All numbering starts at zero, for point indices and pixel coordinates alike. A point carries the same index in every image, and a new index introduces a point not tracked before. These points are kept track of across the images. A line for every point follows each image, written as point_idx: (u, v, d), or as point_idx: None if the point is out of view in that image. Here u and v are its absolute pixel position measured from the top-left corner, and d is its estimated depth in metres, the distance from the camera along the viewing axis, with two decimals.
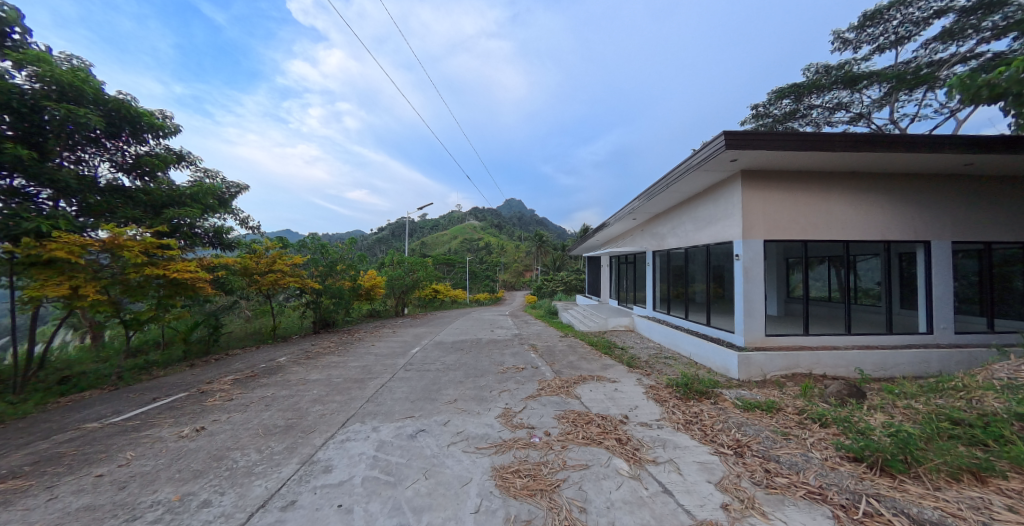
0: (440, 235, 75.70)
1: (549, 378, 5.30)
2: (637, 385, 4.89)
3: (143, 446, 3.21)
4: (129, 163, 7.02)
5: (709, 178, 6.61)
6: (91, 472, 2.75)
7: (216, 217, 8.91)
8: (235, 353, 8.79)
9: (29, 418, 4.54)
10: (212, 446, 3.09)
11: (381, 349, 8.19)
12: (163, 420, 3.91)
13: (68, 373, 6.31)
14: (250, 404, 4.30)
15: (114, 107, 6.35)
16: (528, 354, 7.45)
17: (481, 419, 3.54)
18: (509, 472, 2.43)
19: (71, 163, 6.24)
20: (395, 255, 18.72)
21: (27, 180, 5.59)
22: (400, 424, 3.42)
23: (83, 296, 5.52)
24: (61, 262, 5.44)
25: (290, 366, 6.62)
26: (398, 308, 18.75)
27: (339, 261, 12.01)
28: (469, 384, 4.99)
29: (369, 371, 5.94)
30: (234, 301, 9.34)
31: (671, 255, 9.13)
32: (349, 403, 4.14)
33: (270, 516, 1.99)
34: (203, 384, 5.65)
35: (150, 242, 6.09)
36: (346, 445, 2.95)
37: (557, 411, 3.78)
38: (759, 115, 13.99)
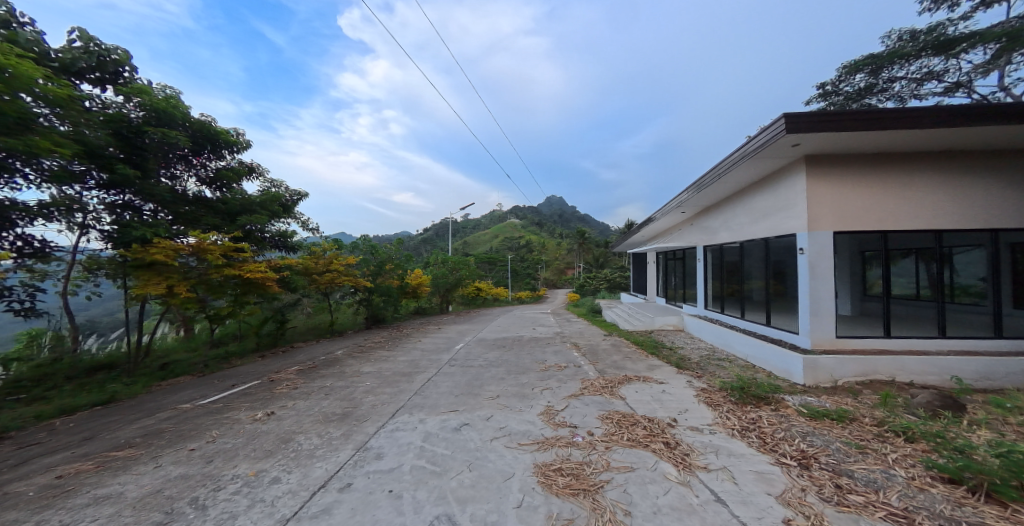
0: (481, 235, 77.02)
1: (591, 377, 5.20)
2: (687, 388, 4.65)
3: (225, 426, 3.64)
4: (211, 176, 7.94)
5: (766, 166, 6.09)
6: (185, 446, 3.16)
7: (282, 221, 9.82)
8: (298, 346, 9.62)
9: (137, 398, 5.31)
10: (280, 430, 3.41)
11: (427, 345, 8.53)
12: (240, 404, 4.39)
13: (166, 361, 7.32)
14: (312, 393, 4.70)
15: (198, 128, 7.23)
16: (570, 352, 7.37)
17: (522, 415, 3.56)
18: (551, 470, 2.43)
19: (166, 179, 7.22)
20: (439, 254, 19.42)
21: (134, 196, 6.58)
22: (444, 417, 3.54)
23: (176, 294, 6.33)
24: (159, 265, 6.27)
25: (345, 359, 7.11)
26: (443, 306, 19.42)
27: (387, 261, 12.65)
28: (511, 381, 5.04)
29: (416, 365, 6.21)
30: (297, 299, 10.22)
31: (724, 250, 8.56)
32: (398, 395, 4.37)
33: (329, 496, 2.15)
34: (272, 373, 6.26)
35: (227, 246, 6.80)
36: (395, 434, 3.12)
37: (600, 411, 3.70)
38: (827, 94, 12.73)
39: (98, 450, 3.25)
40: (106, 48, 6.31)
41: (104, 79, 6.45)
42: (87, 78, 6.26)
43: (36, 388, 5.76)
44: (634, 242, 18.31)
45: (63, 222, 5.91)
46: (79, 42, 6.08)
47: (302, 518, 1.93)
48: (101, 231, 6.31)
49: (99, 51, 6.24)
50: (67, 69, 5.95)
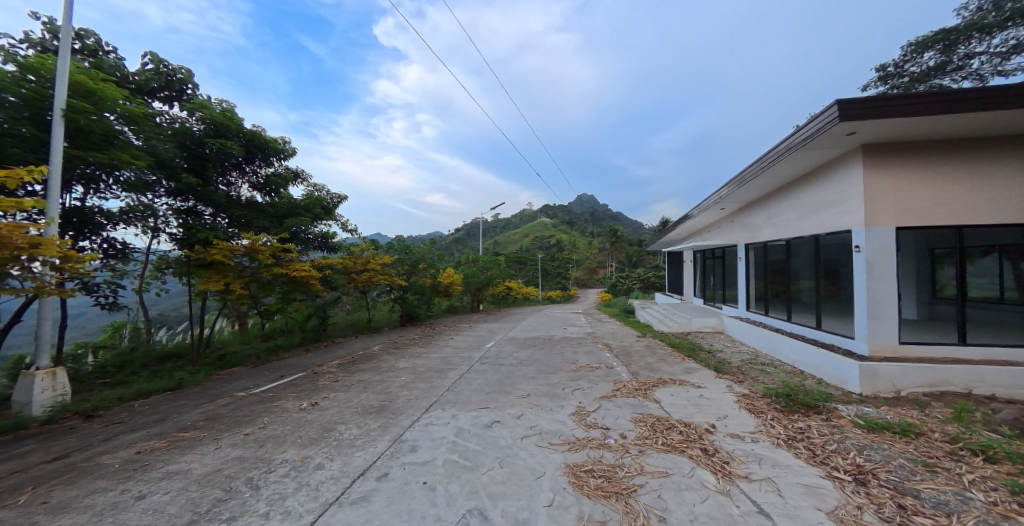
0: (511, 235, 77.36)
1: (624, 379, 5.08)
2: (726, 393, 4.43)
3: (275, 414, 3.91)
4: (261, 182, 8.56)
5: (817, 157, 5.66)
6: (240, 431, 3.44)
7: (324, 223, 10.39)
8: (339, 341, 10.15)
9: (200, 385, 5.83)
10: (323, 419, 3.62)
11: (458, 343, 8.70)
12: (287, 394, 4.70)
13: (224, 352, 7.98)
14: (351, 386, 4.95)
15: (250, 138, 7.80)
16: (602, 353, 7.24)
17: (553, 415, 3.55)
18: (582, 471, 2.41)
19: (223, 186, 7.88)
20: (470, 254, 19.76)
21: (197, 202, 7.29)
22: (476, 413, 3.60)
23: (232, 290, 6.89)
24: (218, 264, 6.84)
25: (381, 355, 7.43)
26: (474, 305, 19.72)
27: (420, 260, 13.04)
28: (542, 380, 5.02)
29: (448, 362, 6.36)
30: (337, 296, 10.77)
31: (769, 248, 8.06)
32: (431, 391, 4.50)
33: (367, 484, 2.26)
34: (316, 366, 6.65)
35: (275, 247, 7.27)
36: (429, 428, 3.22)
37: (633, 414, 3.62)
38: (888, 76, 11.76)
39: (169, 430, 3.62)
40: (172, 68, 6.97)
41: (172, 97, 7.14)
42: (158, 97, 6.97)
43: (118, 373, 6.49)
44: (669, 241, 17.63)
45: (139, 226, 6.62)
46: (151, 64, 6.78)
47: (343, 503, 2.05)
48: (169, 234, 7.01)
49: (167, 71, 6.93)
50: (142, 90, 6.65)
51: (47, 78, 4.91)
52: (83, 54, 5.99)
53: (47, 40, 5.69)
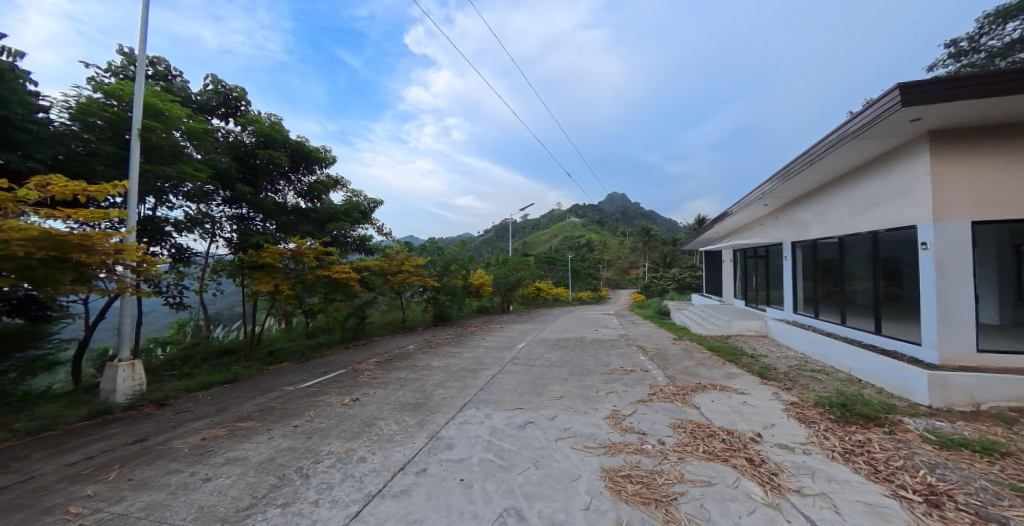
0: (540, 235, 77.16)
1: (660, 382, 4.92)
2: (772, 400, 4.18)
3: (320, 408, 4.14)
4: (305, 189, 9.07)
5: (874, 146, 5.22)
6: (290, 422, 3.68)
7: (362, 227, 10.88)
8: (376, 339, 10.59)
9: (253, 379, 6.29)
10: (364, 414, 3.79)
11: (490, 343, 8.79)
12: (331, 390, 4.96)
13: (272, 348, 8.55)
14: (389, 383, 5.15)
15: (295, 148, 8.28)
16: (636, 356, 7.06)
17: (587, 418, 3.51)
18: (619, 476, 2.36)
19: (272, 194, 8.46)
20: (500, 255, 19.95)
21: (249, 209, 7.91)
22: (510, 414, 3.63)
23: (281, 291, 7.37)
24: (268, 266, 7.34)
25: (415, 354, 7.67)
26: (504, 305, 19.87)
27: (452, 261, 13.34)
28: (575, 382, 4.98)
29: (480, 362, 6.45)
30: (374, 296, 11.08)
31: (819, 247, 7.52)
32: (465, 390, 4.59)
33: (407, 478, 2.35)
34: (355, 363, 6.98)
35: (318, 250, 7.69)
36: (464, 426, 3.29)
37: (670, 419, 3.51)
38: (961, 53, 10.63)
39: (228, 420, 3.94)
40: (228, 87, 7.56)
41: (229, 113, 7.78)
42: (216, 114, 7.63)
43: (183, 366, 7.14)
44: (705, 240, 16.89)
45: (200, 232, 7.24)
46: (211, 85, 7.43)
47: (386, 495, 2.14)
48: (225, 238, 7.63)
49: (225, 90, 7.54)
50: (203, 108, 7.32)
51: (126, 102, 5.51)
52: (155, 79, 6.67)
53: (126, 67, 6.39)
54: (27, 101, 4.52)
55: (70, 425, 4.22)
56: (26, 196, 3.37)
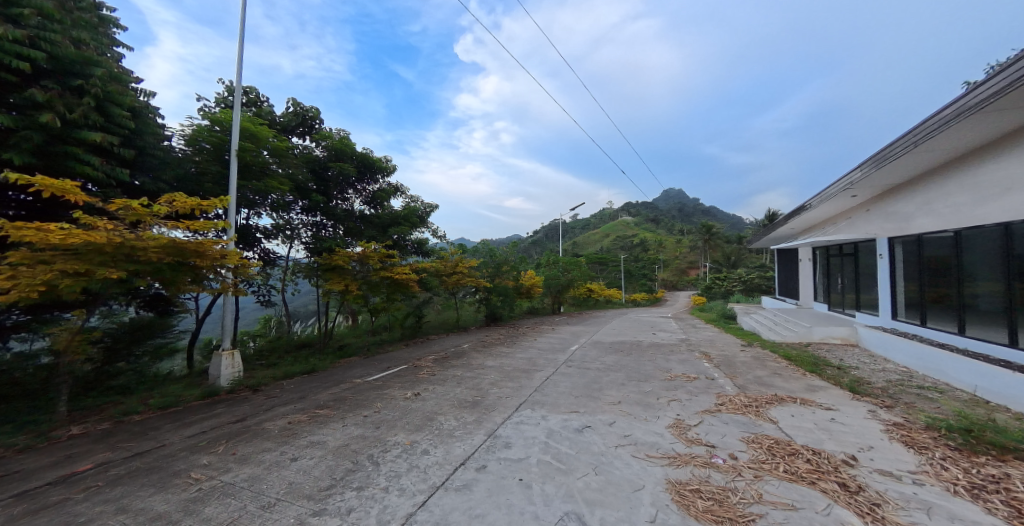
0: (591, 235, 75.45)
1: (729, 392, 4.54)
2: (868, 419, 3.66)
3: (385, 400, 4.43)
4: (370, 197, 9.75)
5: (1005, 119, 4.34)
6: (360, 412, 3.98)
7: (419, 230, 11.47)
8: (432, 337, 11.10)
9: (327, 371, 6.92)
10: (426, 409, 3.98)
11: (542, 344, 8.76)
12: (394, 384, 5.29)
13: (342, 343, 9.34)
14: (447, 380, 5.36)
15: (360, 159, 8.96)
16: (700, 362, 6.58)
17: (648, 425, 3.35)
18: (687, 490, 2.22)
19: (340, 202, 9.21)
20: (551, 256, 19.88)
21: (323, 217, 8.72)
22: (566, 416, 3.58)
23: (349, 291, 8.03)
24: (339, 268, 8.03)
25: (470, 352, 7.91)
26: (555, 306, 19.75)
27: (503, 263, 13.59)
28: (633, 387, 4.77)
29: (534, 363, 6.45)
30: (430, 297, 11.44)
31: (925, 242, 6.46)
32: (519, 390, 4.62)
33: (469, 473, 2.42)
34: (415, 360, 7.37)
35: (382, 253, 8.25)
36: (521, 426, 3.31)
37: (742, 432, 3.22)
38: None
39: (308, 407, 4.37)
40: (305, 108, 8.45)
41: (306, 131, 8.66)
42: (296, 133, 8.53)
43: (270, 357, 8.06)
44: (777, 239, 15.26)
45: (282, 238, 8.15)
46: (292, 107, 8.35)
47: (449, 488, 2.23)
48: (302, 243, 8.39)
49: (302, 111, 8.43)
50: (285, 129, 8.24)
51: (226, 127, 6.38)
52: (248, 106, 7.66)
53: (226, 97, 7.41)
54: (156, 132, 5.43)
55: (188, 403, 4.98)
56: (155, 211, 4.08)
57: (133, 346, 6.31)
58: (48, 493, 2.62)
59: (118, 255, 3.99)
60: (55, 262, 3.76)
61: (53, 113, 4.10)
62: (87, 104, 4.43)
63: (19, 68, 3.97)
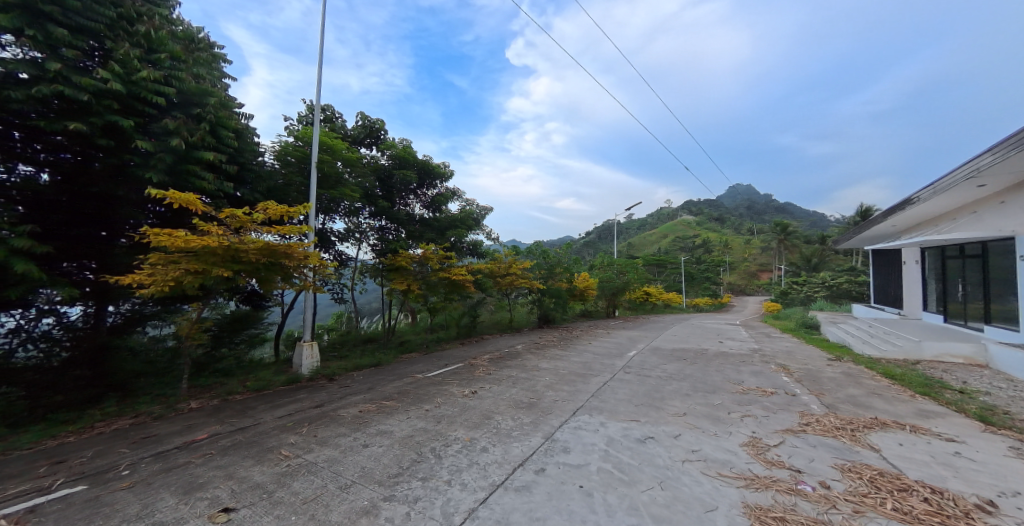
0: (648, 236, 71.90)
1: (816, 411, 4.04)
2: (1009, 456, 3.01)
3: (445, 396, 4.62)
4: (429, 201, 10.25)
5: None
6: (423, 406, 4.19)
7: (475, 233, 11.81)
8: (486, 337, 11.36)
9: (391, 365, 7.40)
10: (483, 407, 4.07)
11: (597, 349, 8.51)
12: (453, 381, 5.50)
13: (404, 340, 9.92)
14: (502, 380, 5.44)
15: (420, 165, 9.46)
16: (778, 375, 5.93)
17: (719, 441, 3.09)
18: (769, 517, 2.00)
19: (402, 207, 9.81)
20: (605, 257, 19.32)
21: (388, 221, 9.35)
22: (626, 425, 3.44)
23: (411, 290, 8.50)
24: (402, 269, 8.54)
25: (524, 353, 7.95)
26: (609, 310, 19.11)
27: (557, 265, 13.52)
28: (699, 399, 4.44)
29: (589, 368, 6.29)
30: (484, 297, 11.72)
31: None
32: (576, 394, 4.54)
33: (527, 475, 2.42)
34: (471, 358, 7.58)
35: (440, 254, 8.63)
36: (578, 432, 3.25)
37: (834, 458, 2.83)
38: None
39: (375, 397, 4.71)
40: (372, 121, 9.15)
41: (373, 142, 9.38)
42: (365, 145, 9.29)
43: (342, 350, 8.83)
44: (869, 240, 13.21)
45: (353, 241, 8.88)
46: (361, 121, 9.11)
47: (509, 488, 2.25)
48: (369, 246, 9.09)
49: (370, 124, 9.14)
50: (355, 140, 9.02)
51: (307, 142, 7.12)
52: (325, 122, 8.51)
53: (307, 115, 8.30)
54: (253, 149, 6.24)
55: (277, 387, 5.64)
56: (253, 218, 4.68)
57: (233, 335, 7.28)
58: (175, 456, 3.12)
59: (226, 256, 4.63)
60: (180, 262, 4.49)
61: (179, 137, 4.91)
62: (204, 128, 5.22)
63: (157, 102, 4.82)
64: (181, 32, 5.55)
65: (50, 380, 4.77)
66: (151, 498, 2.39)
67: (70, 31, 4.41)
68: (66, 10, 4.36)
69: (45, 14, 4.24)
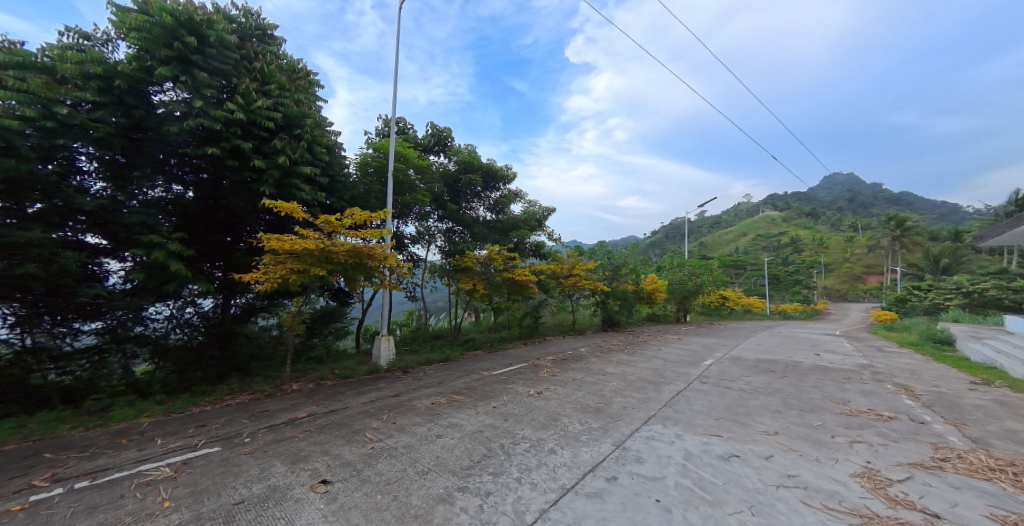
0: (724, 235, 65.59)
1: (956, 445, 3.32)
2: None
3: (511, 395, 4.69)
4: (493, 204, 10.55)
5: None
6: (489, 403, 4.31)
7: (537, 234, 11.86)
8: (549, 338, 11.31)
9: (458, 361, 7.72)
10: (550, 408, 4.06)
11: (668, 355, 7.96)
12: (518, 380, 5.57)
13: (469, 338, 10.30)
14: (567, 382, 5.37)
15: (484, 169, 9.80)
16: (897, 397, 5.00)
17: (823, 469, 2.69)
18: None
19: (467, 210, 10.24)
20: (675, 257, 18.07)
21: (454, 224, 9.82)
22: (706, 440, 3.17)
23: (476, 289, 8.78)
24: (469, 269, 8.85)
25: (588, 356, 7.76)
26: (679, 314, 17.80)
27: (622, 265, 13.06)
28: (794, 417, 3.92)
29: (660, 375, 5.91)
30: (547, 298, 11.70)
31: None
32: (647, 402, 4.31)
33: (598, 481, 2.35)
34: (535, 359, 7.60)
35: (505, 255, 8.80)
36: (651, 442, 3.08)
37: (988, 506, 2.29)
38: None
39: (446, 391, 4.97)
40: (440, 130, 9.72)
41: (441, 150, 9.94)
42: (434, 152, 9.89)
43: (414, 345, 9.46)
44: (1019, 237, 10.41)
45: (423, 243, 9.48)
46: (431, 130, 9.72)
47: (580, 493, 2.21)
48: (437, 248, 9.63)
49: (438, 132, 9.71)
50: (425, 149, 9.65)
51: (384, 153, 7.77)
52: (399, 133, 9.23)
53: (384, 129, 9.07)
54: (341, 162, 6.99)
55: (361, 376, 6.23)
56: (342, 223, 5.24)
57: (323, 328, 8.27)
58: (283, 429, 3.62)
59: (320, 257, 5.24)
60: (286, 262, 5.19)
61: (285, 155, 5.68)
62: (303, 146, 5.98)
63: (269, 126, 5.65)
64: (286, 64, 6.45)
65: (193, 358, 5.85)
66: (267, 464, 2.79)
67: (208, 73, 5.40)
68: (205, 57, 5.35)
69: (192, 62, 5.26)
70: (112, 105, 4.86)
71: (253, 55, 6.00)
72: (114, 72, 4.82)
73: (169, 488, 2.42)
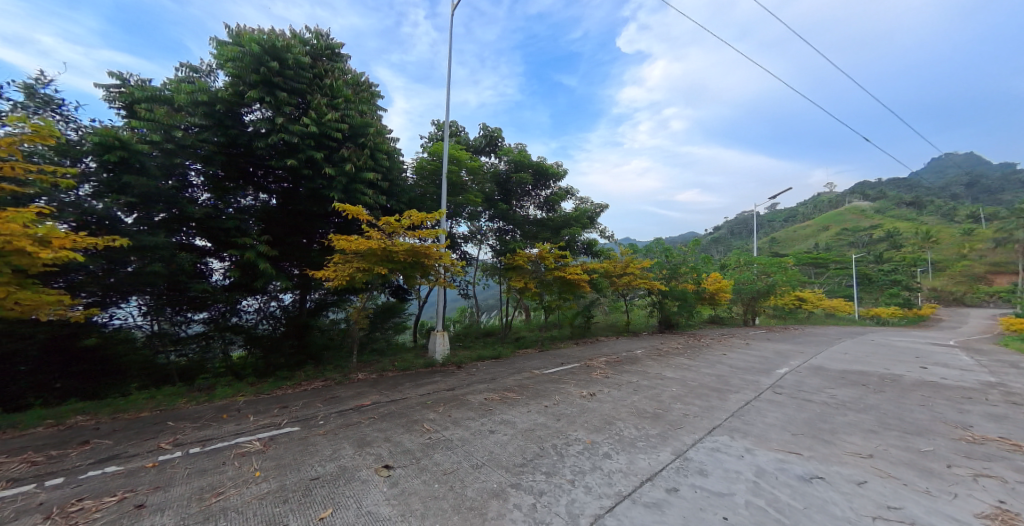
0: (801, 229, 58.78)
1: None
2: None
3: (563, 395, 4.63)
4: (543, 202, 10.55)
5: None
6: (541, 402, 4.29)
7: (590, 231, 11.58)
8: (601, 339, 11.00)
9: (510, 359, 7.81)
10: (603, 411, 3.95)
11: (735, 361, 7.31)
12: (570, 380, 5.49)
13: (520, 335, 10.37)
14: (622, 385, 5.18)
15: (535, 168, 9.81)
16: None
17: (934, 502, 2.29)
18: None
19: (518, 209, 10.34)
20: (742, 255, 16.56)
21: (505, 222, 9.94)
22: (782, 456, 2.87)
23: (527, 288, 8.80)
24: (520, 268, 8.88)
25: (644, 359, 7.41)
26: (747, 316, 16.31)
27: (681, 264, 12.26)
28: (894, 439, 3.40)
29: (726, 382, 5.46)
30: (599, 297, 11.38)
31: None
32: (711, 411, 4.00)
33: (657, 492, 2.24)
34: (587, 360, 7.43)
35: (556, 253, 8.70)
36: (717, 454, 2.86)
37: None
38: None
39: (498, 388, 5.05)
40: (491, 131, 9.90)
41: (492, 150, 10.13)
42: (485, 153, 10.12)
43: (467, 341, 9.75)
44: None
45: (476, 242, 9.73)
46: (482, 132, 9.94)
47: (638, 501, 2.12)
48: (489, 246, 9.82)
49: (490, 133, 9.90)
50: (477, 150, 9.90)
51: (439, 156, 8.09)
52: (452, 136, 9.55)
53: (438, 133, 9.46)
54: (399, 166, 7.40)
55: (418, 368, 6.57)
56: (401, 224, 5.54)
57: (384, 322, 8.83)
58: (351, 415, 3.94)
59: (382, 256, 5.59)
60: (353, 261, 5.64)
61: (351, 162, 6.15)
62: (366, 153, 6.44)
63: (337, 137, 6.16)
64: (352, 78, 6.97)
65: (276, 346, 6.55)
66: (338, 445, 3.06)
67: (288, 93, 6.03)
68: (285, 79, 5.98)
69: (275, 84, 5.91)
70: (215, 127, 5.65)
71: (324, 73, 6.55)
72: (215, 99, 5.59)
73: (260, 460, 2.75)
